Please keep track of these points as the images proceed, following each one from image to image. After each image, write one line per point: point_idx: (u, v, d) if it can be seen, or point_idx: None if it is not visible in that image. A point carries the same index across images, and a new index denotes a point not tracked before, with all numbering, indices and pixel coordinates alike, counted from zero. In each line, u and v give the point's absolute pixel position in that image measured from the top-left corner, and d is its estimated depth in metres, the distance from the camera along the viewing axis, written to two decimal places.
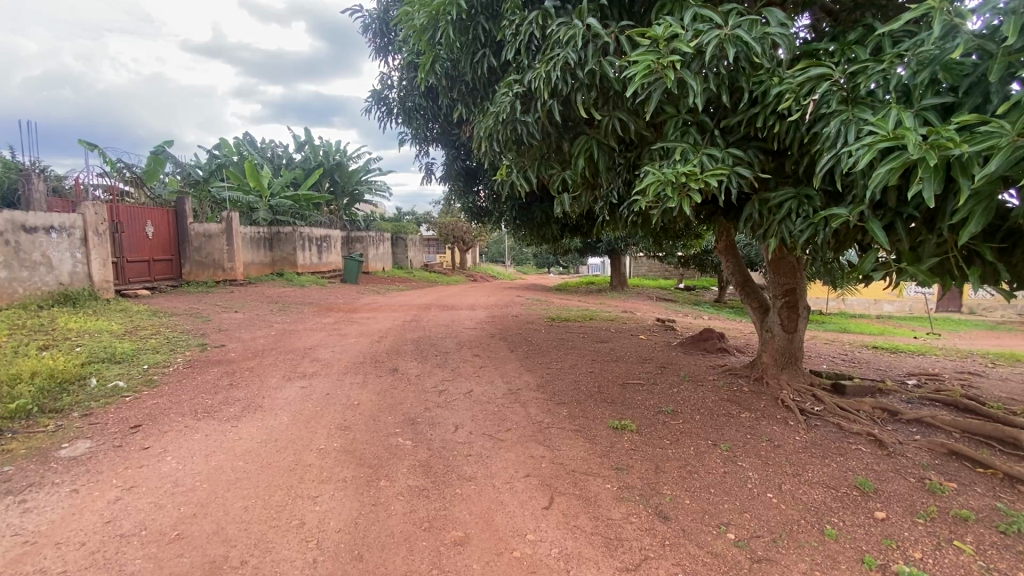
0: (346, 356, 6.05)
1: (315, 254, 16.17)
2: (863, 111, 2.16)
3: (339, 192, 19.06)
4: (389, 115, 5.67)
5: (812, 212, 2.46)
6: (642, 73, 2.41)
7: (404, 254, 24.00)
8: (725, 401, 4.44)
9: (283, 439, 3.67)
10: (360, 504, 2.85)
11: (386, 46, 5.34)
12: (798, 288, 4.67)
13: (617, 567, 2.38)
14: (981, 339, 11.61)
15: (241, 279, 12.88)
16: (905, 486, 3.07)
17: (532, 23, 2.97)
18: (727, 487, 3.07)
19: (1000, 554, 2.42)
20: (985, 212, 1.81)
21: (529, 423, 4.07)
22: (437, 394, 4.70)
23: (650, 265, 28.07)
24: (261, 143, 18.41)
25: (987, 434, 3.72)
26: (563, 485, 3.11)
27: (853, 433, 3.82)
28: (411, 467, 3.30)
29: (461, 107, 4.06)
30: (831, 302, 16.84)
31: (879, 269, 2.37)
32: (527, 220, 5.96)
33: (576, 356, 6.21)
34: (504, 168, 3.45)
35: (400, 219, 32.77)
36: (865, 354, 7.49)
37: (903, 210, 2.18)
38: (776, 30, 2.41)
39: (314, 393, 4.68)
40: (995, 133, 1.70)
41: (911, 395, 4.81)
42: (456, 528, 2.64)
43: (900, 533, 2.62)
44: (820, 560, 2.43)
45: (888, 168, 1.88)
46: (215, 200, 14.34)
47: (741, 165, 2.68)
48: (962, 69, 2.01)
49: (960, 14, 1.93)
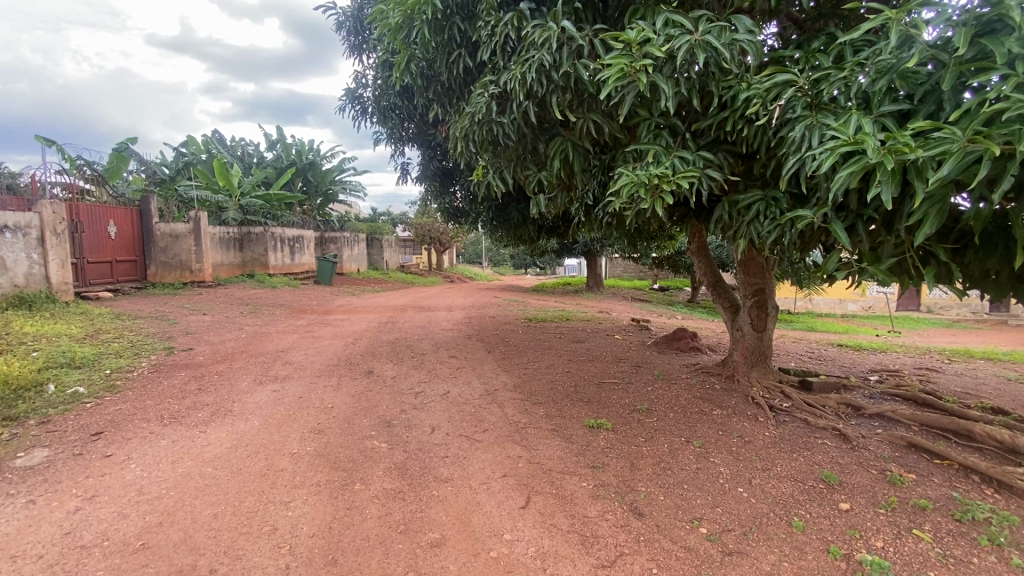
0: (319, 358, 5.95)
1: (287, 254, 15.81)
2: (826, 117, 2.22)
3: (313, 192, 18.76)
4: (363, 114, 5.61)
5: (779, 213, 2.52)
6: (616, 75, 2.43)
7: (380, 255, 23.68)
8: (697, 399, 4.53)
9: (254, 444, 3.59)
10: (335, 508, 2.81)
11: (359, 44, 5.28)
12: (767, 288, 4.79)
13: (593, 564, 2.40)
14: (938, 336, 12.14)
15: (209, 279, 12.44)
16: (868, 478, 3.19)
17: (507, 24, 2.96)
18: (699, 482, 3.14)
19: (956, 542, 2.55)
20: (940, 214, 1.88)
21: (506, 424, 4.08)
22: (413, 396, 4.67)
23: (625, 265, 28.45)
24: (231, 142, 17.95)
25: (944, 427, 3.89)
26: (539, 485, 3.12)
27: (819, 427, 3.95)
28: (386, 469, 3.27)
29: (437, 107, 4.04)
30: (799, 303, 17.33)
31: (842, 270, 2.44)
32: (503, 220, 5.96)
33: (553, 356, 6.25)
34: (480, 168, 3.44)
35: (376, 220, 32.55)
36: (830, 352, 7.76)
37: (864, 212, 2.25)
38: (744, 36, 2.47)
39: (287, 397, 4.58)
40: (948, 139, 1.78)
41: (873, 391, 4.98)
42: (432, 530, 2.63)
43: (862, 523, 2.73)
44: (787, 551, 2.50)
45: (849, 171, 1.94)
46: (181, 199, 13.92)
47: (711, 168, 2.73)
48: (918, 78, 2.09)
49: (916, 25, 2.02)
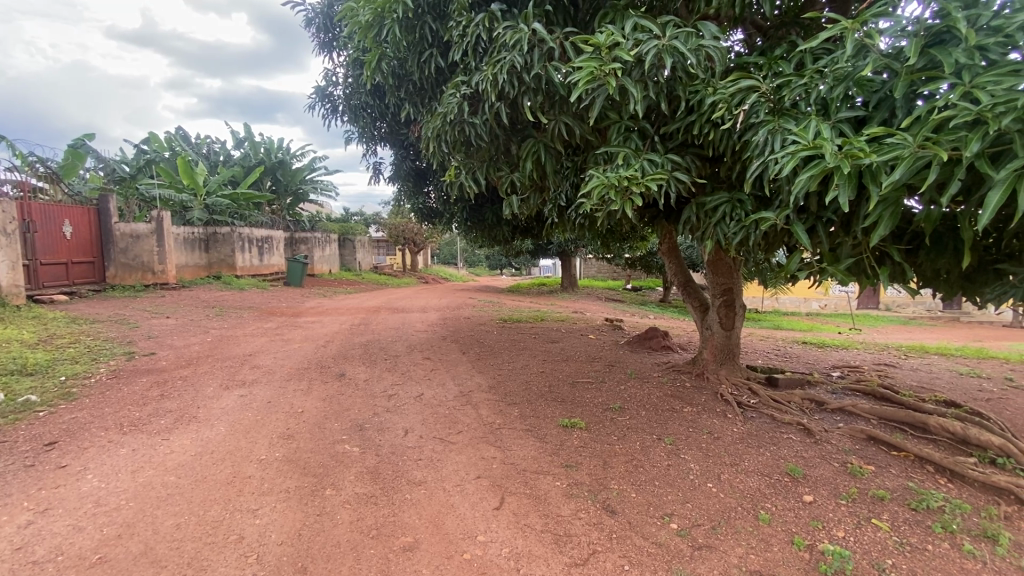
0: (289, 361, 5.82)
1: (256, 255, 15.40)
2: (787, 122, 2.29)
3: (282, 191, 18.34)
4: (334, 113, 5.51)
5: (744, 215, 2.59)
6: (586, 78, 2.45)
7: (352, 256, 23.29)
8: (668, 396, 4.62)
9: (219, 451, 3.49)
10: (305, 515, 2.75)
11: (330, 42, 5.18)
12: (734, 288, 4.91)
13: (566, 563, 2.42)
14: (896, 333, 12.68)
15: (173, 281, 12.02)
16: (830, 470, 3.31)
17: (478, 25, 2.95)
18: (670, 479, 3.20)
19: (912, 530, 2.68)
20: (893, 216, 1.96)
21: (480, 425, 4.07)
22: (386, 399, 4.61)
23: (599, 265, 28.81)
24: (196, 139, 17.37)
25: (901, 420, 4.07)
26: (514, 485, 3.13)
27: (784, 422, 4.07)
28: (358, 473, 3.22)
29: (409, 107, 4.00)
30: (766, 302, 17.84)
31: (804, 270, 2.53)
32: (478, 220, 5.94)
33: (527, 356, 6.27)
34: (452, 169, 3.42)
35: (348, 220, 32.04)
36: (796, 349, 8.01)
37: (823, 214, 2.33)
38: (709, 42, 2.52)
39: (255, 402, 4.46)
40: (899, 145, 1.86)
41: (836, 386, 5.16)
42: (404, 534, 2.60)
43: (825, 514, 2.83)
44: (754, 544, 2.58)
45: (809, 175, 2.01)
46: (143, 198, 13.41)
47: (679, 171, 2.78)
48: (872, 86, 2.17)
49: (870, 35, 2.10)
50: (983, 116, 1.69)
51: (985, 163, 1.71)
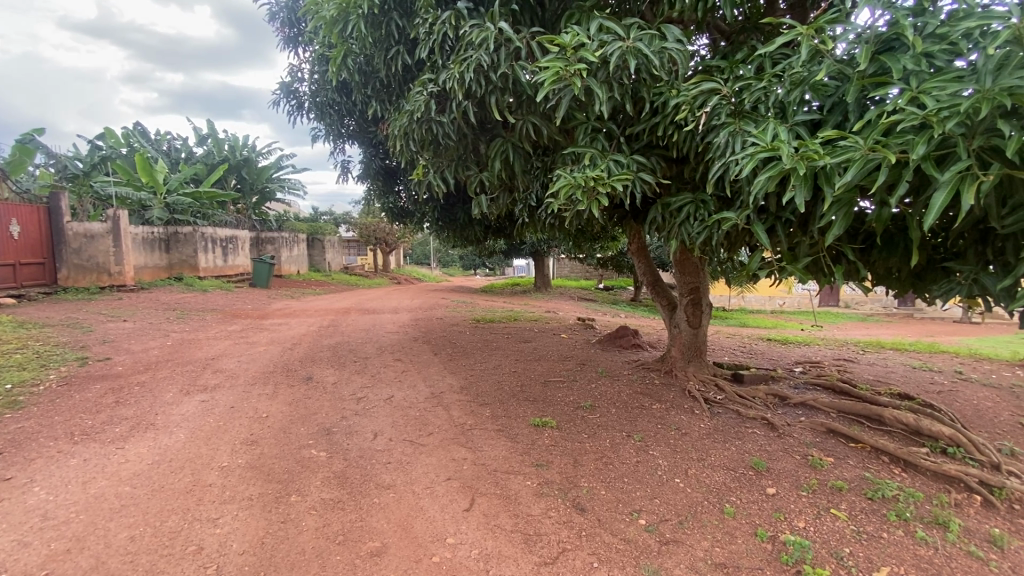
0: (254, 365, 5.65)
1: (220, 256, 14.91)
2: (747, 124, 2.34)
3: (248, 190, 17.83)
4: (299, 109, 5.38)
5: (707, 216, 2.64)
6: (552, 78, 2.45)
7: (322, 256, 22.80)
8: (638, 394, 4.69)
9: (178, 459, 3.36)
10: (268, 522, 2.67)
11: (295, 37, 5.06)
12: (701, 287, 5.01)
13: (536, 563, 2.42)
14: (854, 329, 13.21)
15: (131, 283, 11.53)
16: (792, 463, 3.41)
17: (445, 23, 2.92)
18: (639, 475, 3.24)
19: (868, 518, 2.79)
20: (846, 216, 2.03)
21: (451, 426, 4.03)
22: (354, 402, 4.53)
23: (572, 266, 29.06)
24: (155, 136, 16.71)
25: (858, 413, 4.23)
26: (484, 486, 3.11)
27: (749, 417, 4.18)
28: (325, 479, 3.15)
29: (376, 104, 3.93)
30: (732, 300, 18.33)
31: (765, 269, 2.59)
32: (449, 220, 5.89)
33: (500, 356, 6.27)
34: (420, 168, 3.37)
35: (317, 220, 31.34)
36: (760, 346, 8.24)
37: (782, 214, 2.39)
38: (672, 46, 2.56)
39: (217, 408, 4.31)
40: (851, 148, 1.93)
41: (798, 381, 5.33)
42: (372, 539, 2.56)
43: (787, 505, 2.91)
44: (719, 537, 2.63)
45: (767, 176, 2.06)
46: (98, 196, 12.82)
47: (645, 171, 2.81)
48: (827, 90, 2.24)
49: (824, 41, 2.16)
50: (928, 120, 1.77)
51: (931, 165, 1.78)
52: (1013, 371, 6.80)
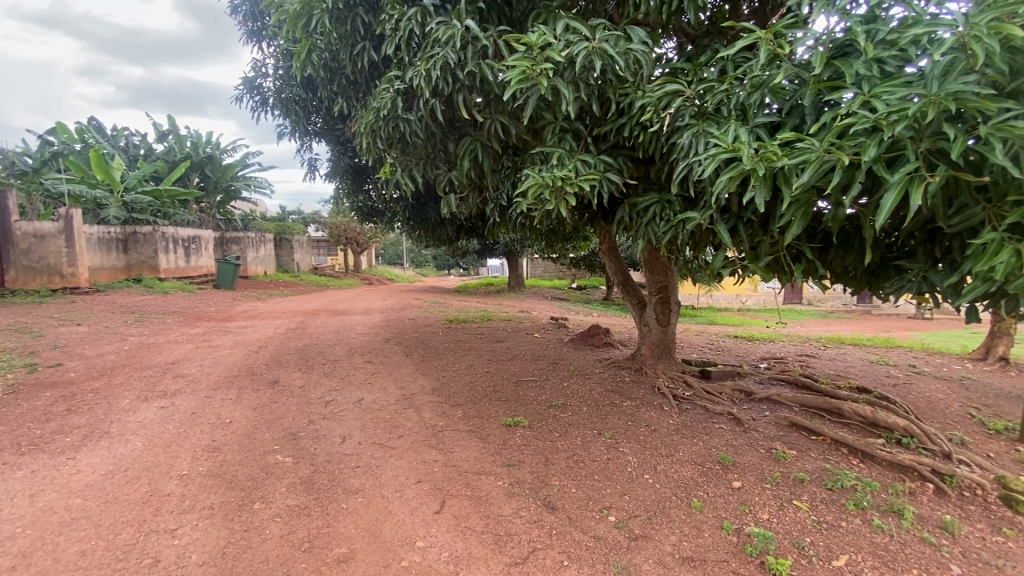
0: (217, 369, 5.47)
1: (183, 257, 14.40)
2: (710, 126, 2.39)
3: (212, 189, 17.28)
4: (264, 106, 5.24)
5: (672, 216, 2.69)
6: (518, 78, 2.45)
7: (290, 256, 22.24)
8: (609, 392, 4.74)
9: (134, 468, 3.21)
10: (229, 532, 2.58)
11: (258, 31, 4.91)
12: (669, 286, 5.09)
13: (506, 563, 2.41)
14: (816, 326, 13.69)
15: (86, 285, 11.00)
16: (757, 457, 3.50)
17: (411, 19, 2.88)
18: (609, 472, 3.28)
19: (827, 508, 2.89)
20: (804, 216, 2.09)
21: (422, 428, 3.99)
22: (322, 405, 4.43)
23: (545, 265, 29.22)
24: (111, 131, 16.03)
25: (819, 406, 4.38)
26: (455, 488, 3.08)
27: (716, 413, 4.27)
28: (290, 485, 3.06)
29: (342, 101, 3.85)
30: (701, 299, 18.76)
31: (727, 268, 2.65)
32: (420, 220, 5.83)
33: (473, 357, 6.24)
34: (387, 166, 3.32)
35: (285, 220, 30.61)
36: (728, 343, 8.46)
37: (743, 214, 2.45)
38: (637, 47, 2.59)
39: (177, 414, 4.14)
40: (808, 149, 1.98)
41: (762, 376, 5.48)
42: (339, 545, 2.50)
43: (752, 498, 2.99)
44: (687, 531, 2.68)
45: (729, 176, 2.10)
46: (48, 194, 12.20)
47: (612, 171, 2.84)
48: (785, 93, 2.30)
49: (781, 45, 2.22)
50: (878, 123, 1.84)
51: (881, 166, 1.85)
52: (962, 364, 7.16)
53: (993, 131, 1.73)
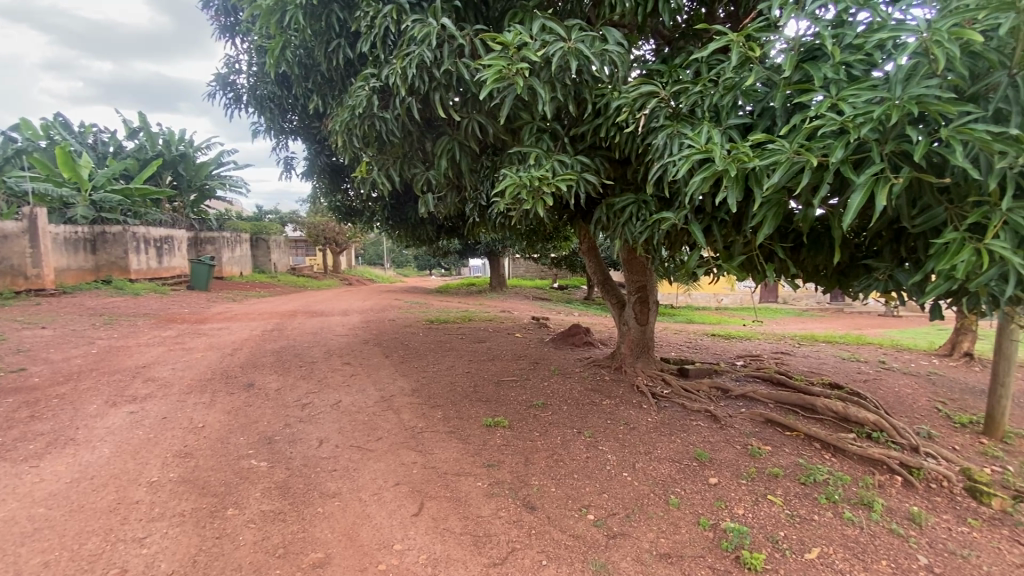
0: (190, 372, 5.34)
1: (155, 257, 14.01)
2: (684, 127, 2.42)
3: (186, 187, 16.87)
4: (237, 103, 5.12)
5: (648, 215, 2.72)
6: (494, 77, 2.44)
7: (267, 257, 21.82)
8: (589, 390, 4.77)
9: (101, 476, 3.11)
10: (201, 539, 2.52)
11: (231, 26, 4.81)
12: (648, 285, 5.14)
13: (484, 564, 2.40)
14: (791, 324, 14.00)
15: (51, 286, 10.64)
16: (733, 453, 3.55)
17: (386, 16, 2.85)
18: (588, 471, 3.29)
19: (800, 502, 2.95)
20: (775, 216, 2.13)
21: (401, 430, 3.95)
22: (299, 408, 4.35)
23: (527, 265, 29.31)
24: (79, 128, 15.52)
25: (793, 402, 4.47)
26: (433, 489, 3.06)
27: (694, 410, 4.32)
28: (265, 489, 3.01)
29: (317, 99, 3.79)
30: (680, 298, 19.02)
31: (702, 267, 2.69)
32: (400, 219, 5.78)
33: (453, 357, 6.21)
34: (364, 165, 3.29)
35: (262, 220, 30.05)
36: (706, 341, 8.59)
37: (717, 214, 2.49)
38: (612, 48, 2.60)
39: (148, 419, 4.03)
40: (779, 151, 2.02)
41: (739, 373, 5.57)
42: (315, 550, 2.46)
43: (728, 494, 3.03)
44: (664, 528, 2.71)
45: (702, 176, 2.13)
46: (12, 192, 11.77)
47: (589, 171, 2.86)
48: (756, 95, 2.34)
49: (752, 48, 2.26)
50: (845, 125, 1.88)
51: (848, 168, 1.89)
52: (930, 360, 7.39)
53: (954, 133, 1.78)
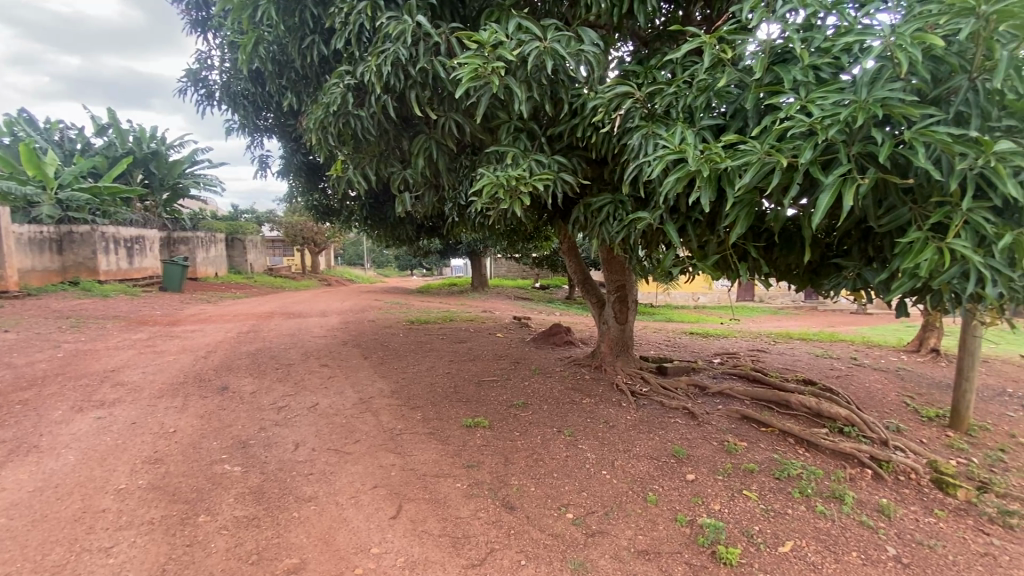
0: (161, 376, 5.19)
1: (125, 258, 13.61)
2: (659, 127, 2.44)
3: (158, 186, 16.43)
4: (210, 99, 5.01)
5: (625, 215, 2.74)
6: (470, 76, 2.43)
7: (243, 257, 21.39)
8: (569, 389, 4.79)
9: (66, 484, 3.00)
10: (171, 547, 2.45)
11: (202, 21, 4.69)
12: (627, 284, 5.19)
13: (462, 565, 2.39)
14: (767, 321, 14.30)
15: (15, 288, 10.25)
16: (710, 449, 3.60)
17: (360, 13, 2.81)
18: (568, 470, 3.31)
19: (774, 497, 3.00)
20: (747, 215, 2.17)
21: (379, 432, 3.91)
22: (275, 411, 4.27)
23: (508, 265, 29.36)
24: (44, 124, 14.99)
25: (768, 399, 4.56)
26: (412, 492, 3.03)
27: (672, 408, 4.37)
28: (238, 495, 2.94)
29: (291, 96, 3.72)
30: (659, 297, 19.25)
31: (678, 266, 2.73)
32: (378, 218, 5.72)
33: (433, 358, 6.17)
34: (339, 164, 3.24)
35: (238, 219, 29.45)
36: (684, 340, 8.71)
37: (691, 214, 2.52)
38: (588, 48, 2.61)
39: (116, 424, 3.90)
40: (750, 151, 2.05)
41: (716, 371, 5.66)
42: (289, 556, 2.42)
43: (705, 490, 3.08)
44: (642, 525, 2.74)
45: (676, 176, 2.15)
46: None
47: (566, 171, 2.87)
48: (729, 97, 2.37)
49: (724, 50, 2.29)
50: (814, 127, 1.92)
51: (817, 168, 1.93)
52: (898, 356, 7.62)
53: (916, 136, 1.83)
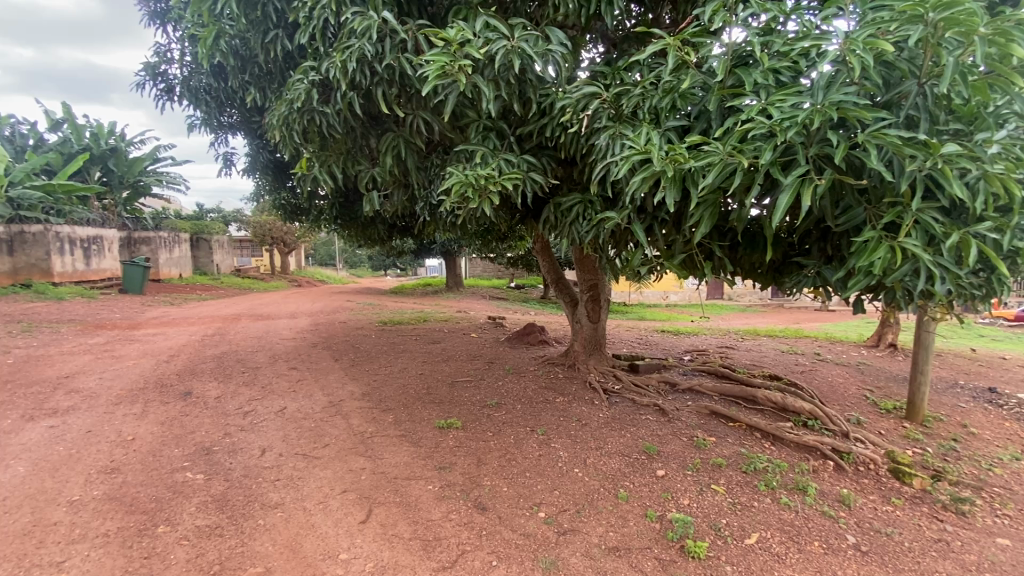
0: (119, 382, 4.99)
1: (82, 259, 13.04)
2: (625, 128, 2.47)
3: (117, 184, 15.81)
4: (170, 94, 4.83)
5: (594, 215, 2.76)
6: (437, 73, 2.41)
7: (209, 257, 20.76)
8: (542, 388, 4.80)
9: (14, 497, 2.85)
10: (127, 560, 2.35)
11: (161, 12, 4.52)
12: (599, 283, 5.24)
13: (433, 568, 2.37)
14: (735, 319, 14.67)
15: None
16: (679, 445, 3.67)
17: (325, 8, 2.75)
18: (540, 469, 3.31)
19: (741, 490, 3.08)
20: (711, 215, 2.21)
21: (349, 436, 3.84)
22: (241, 416, 4.15)
23: (483, 265, 29.31)
24: None
25: (736, 394, 4.67)
26: (382, 495, 2.99)
27: (643, 405, 4.42)
28: (201, 503, 2.85)
29: (255, 91, 3.62)
30: (632, 296, 19.53)
31: (645, 265, 2.76)
32: (349, 217, 5.63)
33: (406, 359, 6.10)
34: (305, 162, 3.17)
35: (203, 219, 28.57)
36: (656, 338, 8.84)
37: (657, 214, 2.56)
38: (556, 48, 2.62)
39: (70, 433, 3.73)
40: (713, 152, 2.09)
41: (686, 368, 5.76)
42: (254, 564, 2.35)
43: (674, 485, 3.13)
44: (613, 521, 2.76)
45: (642, 177, 2.18)
46: None
47: (535, 171, 2.87)
48: (693, 98, 2.41)
49: (687, 52, 2.33)
50: (774, 129, 1.96)
51: (777, 169, 1.98)
52: (859, 351, 7.92)
53: (869, 138, 1.90)
